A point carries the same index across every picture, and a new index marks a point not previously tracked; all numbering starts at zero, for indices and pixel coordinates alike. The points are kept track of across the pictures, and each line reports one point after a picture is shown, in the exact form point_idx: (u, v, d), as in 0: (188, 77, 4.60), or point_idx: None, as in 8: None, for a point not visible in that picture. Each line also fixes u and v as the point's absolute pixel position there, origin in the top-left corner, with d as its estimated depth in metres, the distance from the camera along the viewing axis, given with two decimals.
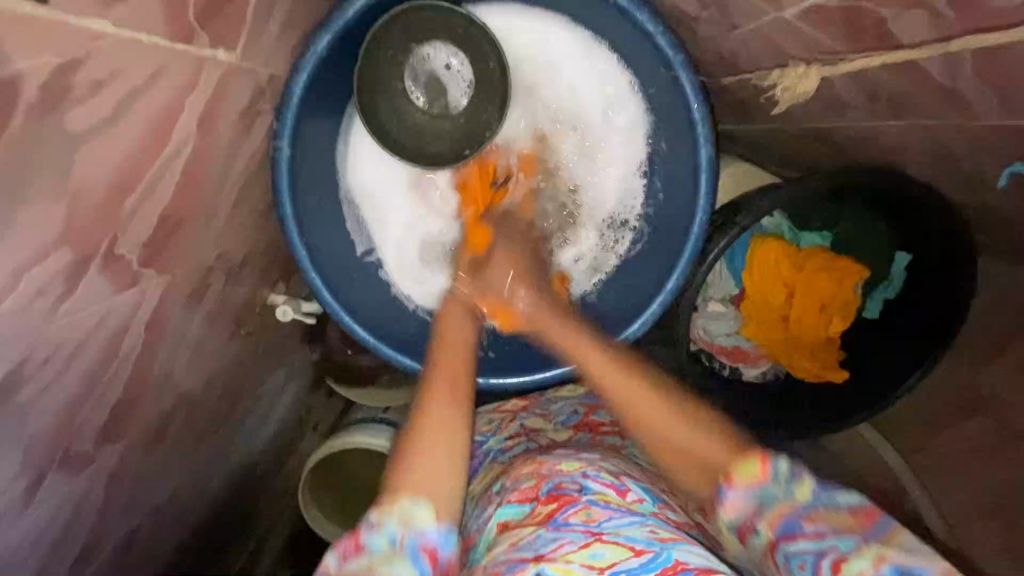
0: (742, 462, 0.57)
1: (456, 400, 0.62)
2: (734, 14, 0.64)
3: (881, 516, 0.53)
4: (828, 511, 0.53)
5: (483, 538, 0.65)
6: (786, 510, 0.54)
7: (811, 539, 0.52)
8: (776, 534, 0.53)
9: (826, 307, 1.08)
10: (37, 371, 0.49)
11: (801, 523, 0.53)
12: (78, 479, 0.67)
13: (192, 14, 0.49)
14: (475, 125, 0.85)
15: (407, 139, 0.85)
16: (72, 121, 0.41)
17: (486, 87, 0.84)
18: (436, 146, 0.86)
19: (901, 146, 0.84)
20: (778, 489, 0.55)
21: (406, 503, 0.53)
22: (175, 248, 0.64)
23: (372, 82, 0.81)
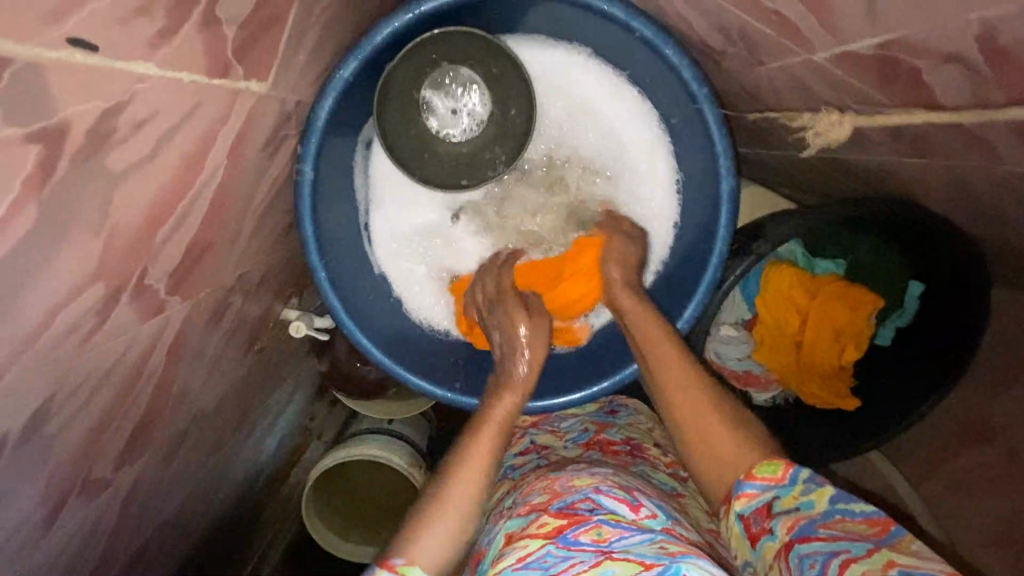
0: (765, 463, 0.61)
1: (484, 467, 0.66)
2: (763, 53, 0.64)
3: (893, 528, 0.52)
4: (845, 518, 0.54)
5: (492, 549, 0.66)
6: (803, 513, 0.55)
7: (825, 542, 0.52)
8: (791, 536, 0.54)
9: (841, 335, 1.07)
10: (65, 402, 0.49)
11: (816, 527, 0.54)
12: (96, 502, 0.67)
13: (229, 50, 0.50)
14: (481, 159, 0.88)
15: (420, 159, 0.87)
16: (112, 162, 0.41)
17: (502, 129, 0.87)
18: (437, 170, 0.88)
19: (921, 181, 0.84)
20: (795, 493, 0.57)
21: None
22: (199, 273, 0.64)
23: (398, 89, 0.82)
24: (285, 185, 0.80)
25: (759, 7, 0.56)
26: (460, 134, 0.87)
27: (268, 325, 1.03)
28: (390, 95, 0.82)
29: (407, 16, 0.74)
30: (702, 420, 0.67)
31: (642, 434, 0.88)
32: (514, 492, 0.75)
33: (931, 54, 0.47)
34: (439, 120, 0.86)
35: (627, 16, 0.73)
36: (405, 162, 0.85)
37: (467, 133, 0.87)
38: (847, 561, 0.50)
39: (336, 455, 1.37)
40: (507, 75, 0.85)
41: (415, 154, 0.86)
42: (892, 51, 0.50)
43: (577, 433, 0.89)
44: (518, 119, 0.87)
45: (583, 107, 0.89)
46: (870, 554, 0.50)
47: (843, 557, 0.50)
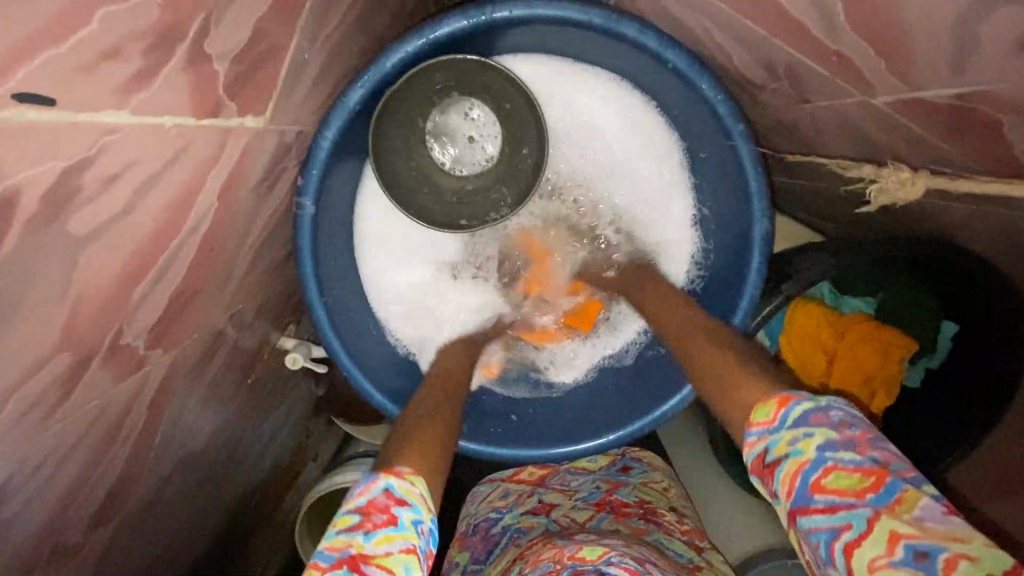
0: (758, 404, 0.48)
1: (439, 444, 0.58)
2: (810, 90, 0.59)
3: (891, 481, 0.38)
4: (836, 471, 0.40)
5: None
6: (795, 467, 0.42)
7: (824, 513, 0.40)
8: (792, 503, 0.42)
9: (871, 379, 0.99)
10: (25, 481, 0.43)
11: (811, 488, 0.41)
12: (67, 566, 0.61)
13: (221, 87, 0.44)
14: (485, 199, 0.84)
15: (422, 196, 0.82)
16: (78, 225, 0.35)
17: (509, 170, 0.83)
18: (437, 209, 0.83)
19: (969, 224, 0.78)
20: (785, 440, 0.44)
21: (427, 485, 0.49)
22: (185, 321, 0.58)
23: (407, 120, 0.78)
24: (285, 217, 0.74)
25: (816, 46, 0.50)
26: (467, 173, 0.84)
27: (263, 356, 0.97)
28: (397, 127, 0.77)
29: (421, 40, 0.68)
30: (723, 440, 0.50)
31: (658, 497, 0.81)
32: (518, 561, 0.69)
33: (1020, 108, 0.41)
34: (444, 155, 0.83)
35: (660, 45, 0.67)
36: (404, 199, 0.80)
37: (471, 172, 0.84)
38: (846, 545, 0.38)
39: (330, 483, 1.30)
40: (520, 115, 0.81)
41: (417, 189, 0.82)
42: (971, 101, 0.44)
43: (587, 492, 0.82)
44: (528, 160, 0.82)
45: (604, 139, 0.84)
46: (869, 529, 0.38)
47: (840, 538, 0.39)
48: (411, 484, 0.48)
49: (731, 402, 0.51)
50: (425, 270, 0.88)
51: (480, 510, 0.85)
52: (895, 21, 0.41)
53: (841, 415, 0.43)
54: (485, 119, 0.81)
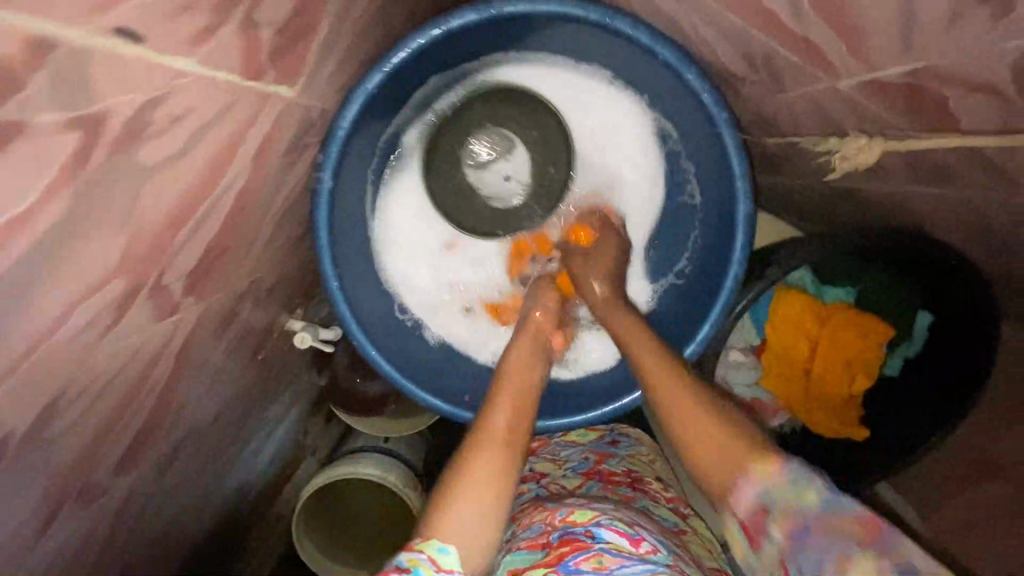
0: (757, 454, 0.56)
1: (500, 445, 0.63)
2: (785, 80, 0.65)
3: (881, 529, 0.48)
4: (833, 516, 0.50)
5: None
6: (797, 511, 0.51)
7: (821, 544, 0.49)
8: (788, 538, 0.50)
9: (850, 364, 1.06)
10: (72, 402, 0.47)
11: (810, 527, 0.50)
12: (92, 508, 0.64)
13: (263, 53, 0.49)
14: (517, 212, 0.97)
15: (458, 205, 0.95)
16: (144, 157, 0.40)
17: (534, 185, 0.96)
18: (474, 219, 0.96)
19: (936, 209, 0.82)
20: (785, 488, 0.53)
21: (436, 547, 0.53)
22: (213, 277, 0.63)
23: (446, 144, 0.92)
24: (304, 194, 0.79)
25: (788, 34, 0.57)
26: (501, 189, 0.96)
27: (271, 336, 1.01)
28: (437, 147, 0.92)
29: (434, 32, 0.75)
30: (709, 446, 0.57)
31: (645, 468, 0.84)
32: (512, 523, 0.74)
33: (961, 83, 0.47)
34: (476, 171, 0.94)
35: (651, 41, 0.74)
36: (448, 210, 0.95)
37: (501, 186, 0.96)
38: (845, 566, 0.47)
39: (328, 473, 1.33)
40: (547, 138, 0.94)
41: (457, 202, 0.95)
42: (920, 79, 0.50)
43: (576, 462, 0.86)
44: (555, 177, 0.95)
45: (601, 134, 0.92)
46: (863, 557, 0.47)
47: (837, 563, 0.47)
48: (415, 551, 0.52)
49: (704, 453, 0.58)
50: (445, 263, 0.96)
51: None
52: (853, 5, 0.48)
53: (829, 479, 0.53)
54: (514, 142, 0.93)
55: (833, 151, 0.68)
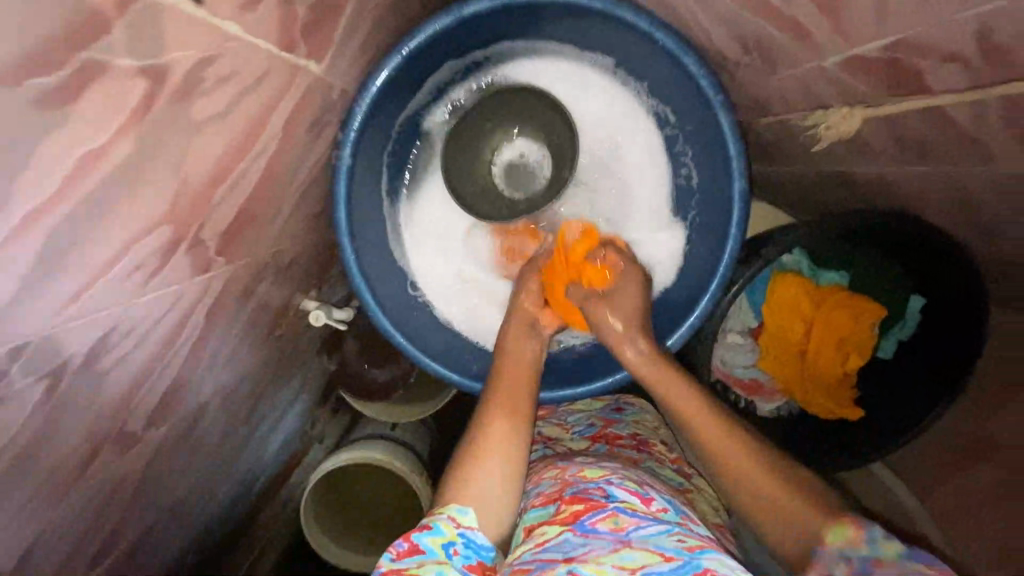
0: (834, 525, 0.60)
1: (513, 422, 0.74)
2: (776, 61, 0.70)
3: None
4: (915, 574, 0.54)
5: (511, 540, 0.67)
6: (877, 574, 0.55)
7: None
8: None
9: (844, 342, 1.10)
10: (120, 341, 0.51)
11: None
12: (124, 459, 0.66)
13: (297, 27, 0.54)
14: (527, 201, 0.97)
15: (476, 195, 0.98)
16: (196, 111, 0.45)
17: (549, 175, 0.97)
18: (490, 208, 0.98)
19: (923, 188, 0.86)
20: (868, 555, 0.57)
21: (455, 509, 0.64)
22: (242, 240, 0.67)
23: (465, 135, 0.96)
24: (323, 171, 0.84)
25: (777, 15, 0.61)
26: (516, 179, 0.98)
27: (287, 314, 1.04)
28: (455, 141, 0.96)
29: (447, 19, 0.80)
30: (753, 492, 0.64)
31: (649, 432, 0.89)
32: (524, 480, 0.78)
33: (935, 54, 0.52)
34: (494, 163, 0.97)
35: (650, 27, 0.80)
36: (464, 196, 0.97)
37: (517, 177, 0.98)
38: None
39: (337, 459, 1.33)
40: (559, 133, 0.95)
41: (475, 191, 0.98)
42: (897, 53, 0.55)
43: (583, 427, 0.90)
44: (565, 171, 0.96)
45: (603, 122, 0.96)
46: None
47: None
48: (437, 513, 0.64)
49: (744, 490, 0.65)
50: (457, 250, 1.00)
51: None
52: None
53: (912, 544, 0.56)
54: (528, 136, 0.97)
55: (818, 123, 0.74)
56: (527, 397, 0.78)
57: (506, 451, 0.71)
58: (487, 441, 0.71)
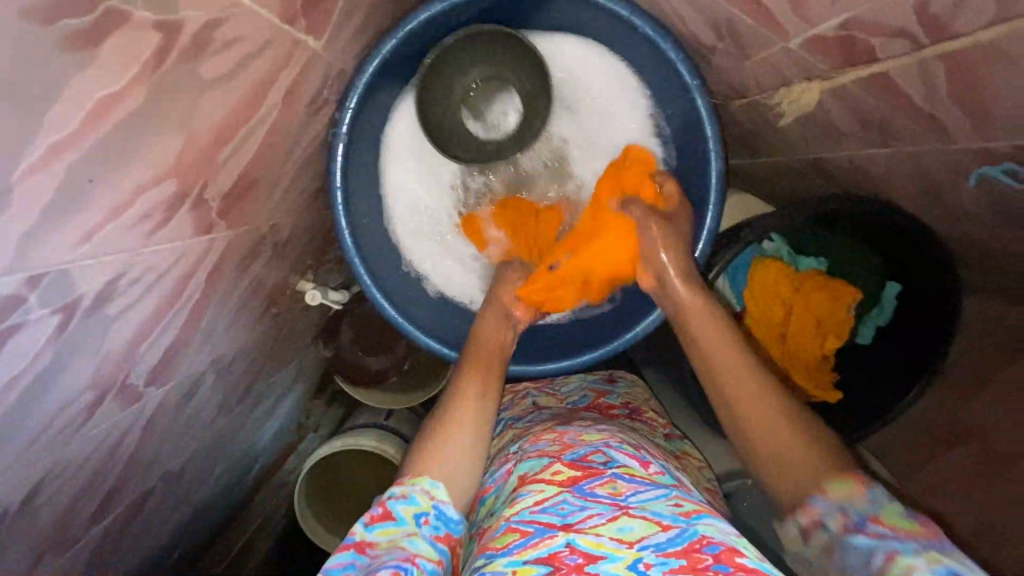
0: (835, 475, 0.59)
1: (486, 392, 0.78)
2: (747, 45, 0.75)
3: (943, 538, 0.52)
4: (896, 520, 0.54)
5: (504, 491, 0.69)
6: (853, 512, 0.56)
7: (870, 536, 0.53)
8: (842, 532, 0.55)
9: (821, 324, 1.13)
10: (127, 288, 0.55)
11: (868, 524, 0.54)
12: (124, 415, 0.69)
13: (298, 3, 0.59)
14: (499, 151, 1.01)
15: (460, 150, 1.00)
16: (205, 71, 0.50)
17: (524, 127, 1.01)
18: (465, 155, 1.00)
19: (892, 180, 0.87)
20: (854, 498, 0.57)
21: (429, 482, 0.65)
22: (243, 206, 0.70)
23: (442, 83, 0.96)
24: (321, 148, 0.88)
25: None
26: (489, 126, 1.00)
27: (285, 294, 1.06)
28: (430, 94, 0.96)
29: (441, 5, 0.85)
30: (764, 450, 0.63)
31: (640, 401, 0.94)
32: (520, 440, 0.81)
33: (882, 28, 0.57)
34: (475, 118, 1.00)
35: (632, 15, 0.85)
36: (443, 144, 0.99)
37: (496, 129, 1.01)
38: (890, 555, 0.51)
39: (330, 447, 1.33)
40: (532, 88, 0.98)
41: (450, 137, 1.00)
42: (850, 30, 0.60)
43: (578, 398, 0.94)
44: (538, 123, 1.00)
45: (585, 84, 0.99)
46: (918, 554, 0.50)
47: (885, 553, 0.51)
48: (411, 484, 0.64)
49: (757, 449, 0.64)
50: (443, 208, 1.03)
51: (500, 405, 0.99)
52: None
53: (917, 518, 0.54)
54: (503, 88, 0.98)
55: (781, 100, 0.79)
56: (499, 365, 0.84)
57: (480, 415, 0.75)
58: (463, 404, 0.75)
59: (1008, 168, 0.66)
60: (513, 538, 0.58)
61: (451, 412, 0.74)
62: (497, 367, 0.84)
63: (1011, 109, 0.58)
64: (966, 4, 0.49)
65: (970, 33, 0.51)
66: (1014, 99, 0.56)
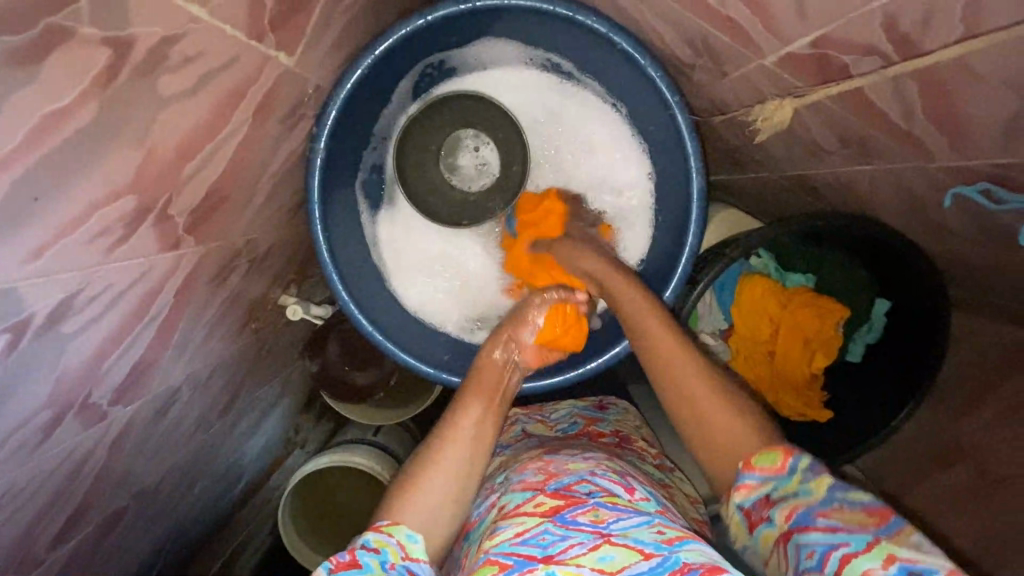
0: (763, 451, 0.60)
1: (479, 431, 0.72)
2: (724, 63, 0.74)
3: (892, 519, 0.53)
4: (842, 509, 0.55)
5: (481, 525, 0.66)
6: (799, 503, 0.56)
7: (824, 533, 0.53)
8: (791, 525, 0.55)
9: (810, 342, 1.11)
10: (85, 306, 0.53)
11: (815, 517, 0.55)
12: (88, 433, 0.67)
13: (266, 19, 0.59)
14: (480, 204, 1.07)
15: (442, 207, 1.07)
16: (161, 87, 0.49)
17: (503, 178, 1.06)
18: (445, 210, 1.07)
19: (874, 195, 0.86)
20: (794, 483, 0.58)
21: (405, 534, 0.61)
22: (213, 221, 0.69)
23: (419, 143, 1.04)
24: (299, 163, 0.88)
25: (715, 16, 0.66)
26: (468, 182, 1.07)
27: (266, 309, 1.04)
28: (409, 154, 1.03)
29: (420, 22, 0.85)
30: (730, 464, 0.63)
31: (630, 429, 0.92)
32: (506, 469, 0.78)
33: (853, 45, 0.56)
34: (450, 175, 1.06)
35: (609, 31, 0.85)
36: (422, 200, 1.05)
37: (475, 181, 1.07)
38: (846, 555, 0.51)
39: (317, 461, 1.30)
40: (508, 142, 1.05)
41: (430, 193, 1.06)
42: (823, 48, 0.60)
43: (568, 424, 0.92)
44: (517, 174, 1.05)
45: (564, 130, 1.03)
46: (869, 549, 0.51)
47: (840, 552, 0.51)
48: (385, 534, 0.60)
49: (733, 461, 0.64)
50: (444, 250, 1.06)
51: None
52: None
53: (861, 501, 0.55)
54: (480, 145, 1.05)
55: (755, 117, 0.78)
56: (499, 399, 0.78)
57: (468, 462, 0.70)
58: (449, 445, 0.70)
59: (984, 188, 0.65)
60: (492, 572, 0.55)
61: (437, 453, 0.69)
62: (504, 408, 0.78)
63: (986, 126, 0.57)
64: (932, 23, 0.49)
65: (935, 50, 0.51)
66: (990, 117, 0.55)
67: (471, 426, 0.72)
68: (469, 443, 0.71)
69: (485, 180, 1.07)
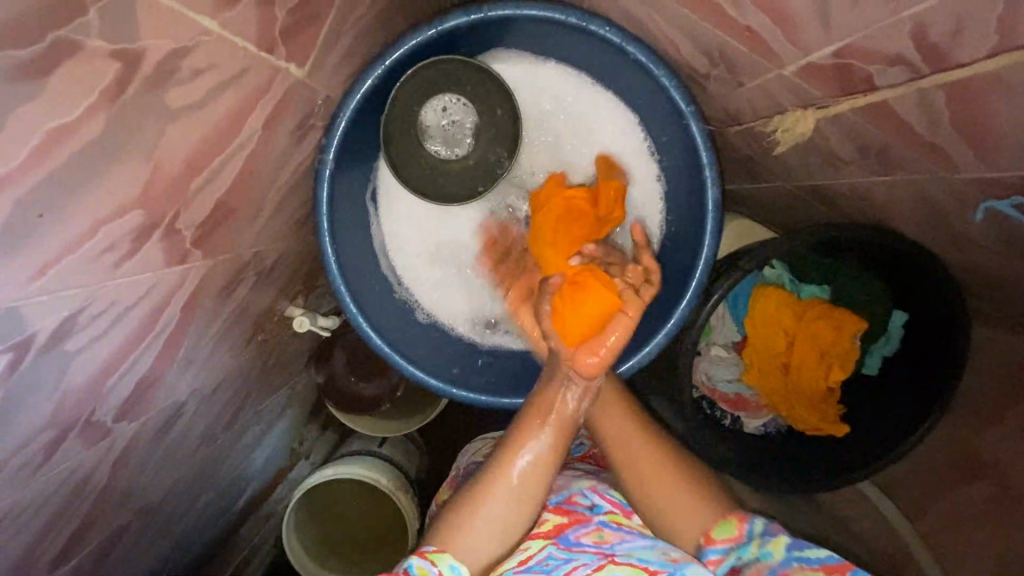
0: (720, 522, 0.63)
1: (536, 461, 0.65)
2: (741, 73, 0.73)
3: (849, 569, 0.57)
4: (802, 566, 0.59)
5: None
6: (764, 567, 0.60)
7: None
8: None
9: (826, 355, 1.09)
10: (89, 324, 0.52)
11: None
12: (91, 451, 0.66)
13: (278, 30, 0.58)
14: (486, 162, 0.97)
15: (449, 184, 0.97)
16: (170, 100, 0.48)
17: (492, 129, 0.96)
18: (454, 186, 0.98)
19: (892, 206, 0.84)
20: (755, 548, 0.61)
21: (448, 565, 0.59)
22: (221, 235, 0.68)
23: (393, 129, 0.92)
24: (307, 174, 0.87)
25: (733, 26, 0.65)
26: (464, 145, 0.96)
27: (272, 321, 1.03)
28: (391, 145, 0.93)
29: (430, 32, 0.84)
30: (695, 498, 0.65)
31: None
32: None
33: (879, 55, 0.55)
34: (442, 148, 0.96)
35: (623, 41, 0.83)
36: (427, 185, 0.97)
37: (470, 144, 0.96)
38: None
39: (321, 474, 1.28)
40: (479, 88, 0.93)
41: (434, 178, 0.97)
42: (846, 59, 0.58)
43: (572, 446, 0.86)
44: (505, 116, 0.95)
45: (571, 125, 0.99)
46: None
47: None
48: (429, 563, 0.58)
49: None
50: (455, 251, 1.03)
51: (465, 459, 0.93)
52: None
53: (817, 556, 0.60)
54: (454, 107, 0.93)
55: (776, 128, 0.77)
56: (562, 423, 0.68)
57: (523, 496, 0.64)
58: (502, 474, 0.64)
59: (1016, 202, 0.63)
60: None
61: (490, 482, 0.64)
62: (569, 430, 0.68)
63: (1016, 138, 0.55)
64: (964, 31, 0.47)
65: (967, 58, 0.49)
66: (1020, 129, 0.53)
67: (527, 455, 0.65)
68: (524, 475, 0.64)
69: (477, 134, 0.95)
